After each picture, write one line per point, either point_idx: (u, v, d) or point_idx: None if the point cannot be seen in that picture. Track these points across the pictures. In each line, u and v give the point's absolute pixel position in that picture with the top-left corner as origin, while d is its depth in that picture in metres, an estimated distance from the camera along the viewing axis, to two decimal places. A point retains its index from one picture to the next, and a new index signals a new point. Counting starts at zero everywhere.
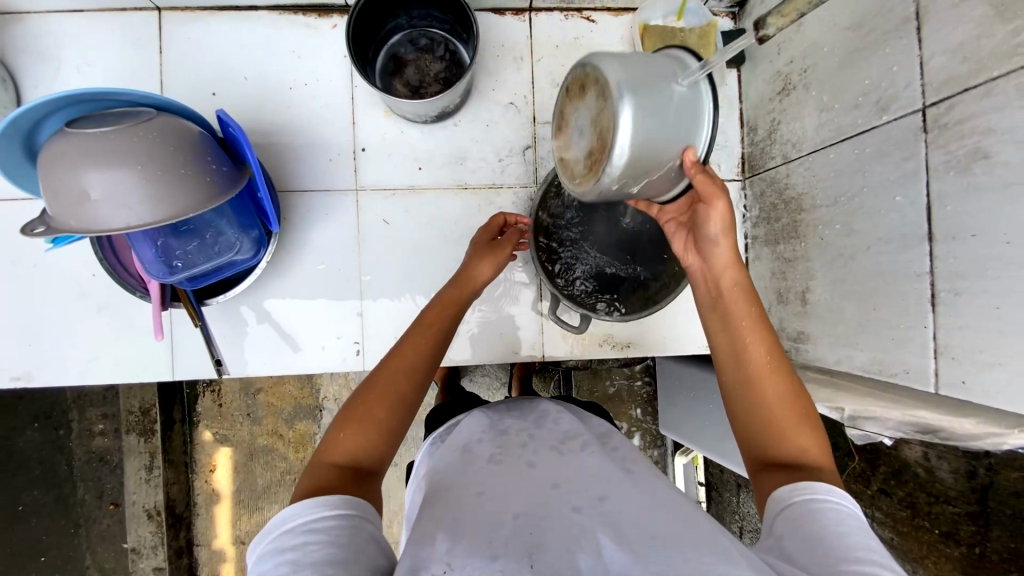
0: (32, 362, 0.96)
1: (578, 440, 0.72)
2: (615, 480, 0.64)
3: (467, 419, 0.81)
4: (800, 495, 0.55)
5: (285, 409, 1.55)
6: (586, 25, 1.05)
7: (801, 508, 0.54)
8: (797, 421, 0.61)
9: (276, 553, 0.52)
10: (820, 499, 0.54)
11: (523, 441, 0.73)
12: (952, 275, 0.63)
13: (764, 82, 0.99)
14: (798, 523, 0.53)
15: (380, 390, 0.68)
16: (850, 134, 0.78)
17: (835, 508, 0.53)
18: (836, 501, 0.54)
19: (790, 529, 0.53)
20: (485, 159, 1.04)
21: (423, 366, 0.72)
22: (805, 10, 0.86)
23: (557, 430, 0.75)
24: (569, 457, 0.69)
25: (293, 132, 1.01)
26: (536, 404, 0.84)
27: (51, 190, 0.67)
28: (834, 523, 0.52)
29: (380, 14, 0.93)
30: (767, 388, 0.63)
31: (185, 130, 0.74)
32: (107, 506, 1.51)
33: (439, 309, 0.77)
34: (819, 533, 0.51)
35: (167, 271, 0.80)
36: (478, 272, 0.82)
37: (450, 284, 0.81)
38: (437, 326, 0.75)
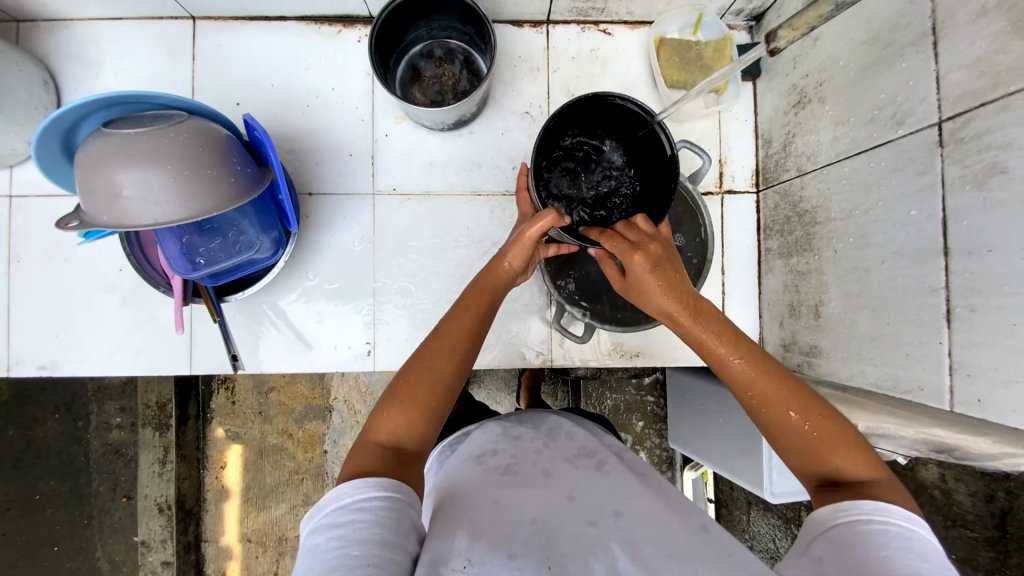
0: (58, 352, 0.99)
1: (595, 459, 0.73)
2: (637, 500, 0.64)
3: (477, 431, 0.81)
4: (839, 515, 0.55)
5: (295, 409, 1.57)
6: (603, 38, 1.06)
7: (843, 531, 0.53)
8: (829, 443, 0.61)
9: (327, 529, 0.54)
10: (863, 521, 0.53)
11: (536, 453, 0.74)
12: (967, 291, 0.63)
13: (779, 95, 0.99)
14: (838, 545, 0.52)
15: (422, 372, 0.69)
16: (866, 147, 0.78)
17: (881, 530, 0.52)
18: (884, 519, 0.52)
19: (831, 553, 0.52)
20: (499, 167, 1.06)
21: (465, 347, 0.72)
22: (816, 22, 0.87)
23: (572, 444, 0.76)
24: (584, 472, 0.70)
25: (316, 137, 1.04)
26: (544, 416, 0.84)
27: (87, 187, 0.71)
28: (876, 548, 0.50)
29: (402, 23, 0.96)
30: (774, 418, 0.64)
31: (213, 132, 0.77)
32: (121, 498, 1.55)
33: (484, 287, 0.79)
34: (858, 557, 0.50)
35: (190, 268, 0.84)
36: (507, 259, 0.81)
37: (479, 275, 0.80)
38: (479, 309, 0.76)
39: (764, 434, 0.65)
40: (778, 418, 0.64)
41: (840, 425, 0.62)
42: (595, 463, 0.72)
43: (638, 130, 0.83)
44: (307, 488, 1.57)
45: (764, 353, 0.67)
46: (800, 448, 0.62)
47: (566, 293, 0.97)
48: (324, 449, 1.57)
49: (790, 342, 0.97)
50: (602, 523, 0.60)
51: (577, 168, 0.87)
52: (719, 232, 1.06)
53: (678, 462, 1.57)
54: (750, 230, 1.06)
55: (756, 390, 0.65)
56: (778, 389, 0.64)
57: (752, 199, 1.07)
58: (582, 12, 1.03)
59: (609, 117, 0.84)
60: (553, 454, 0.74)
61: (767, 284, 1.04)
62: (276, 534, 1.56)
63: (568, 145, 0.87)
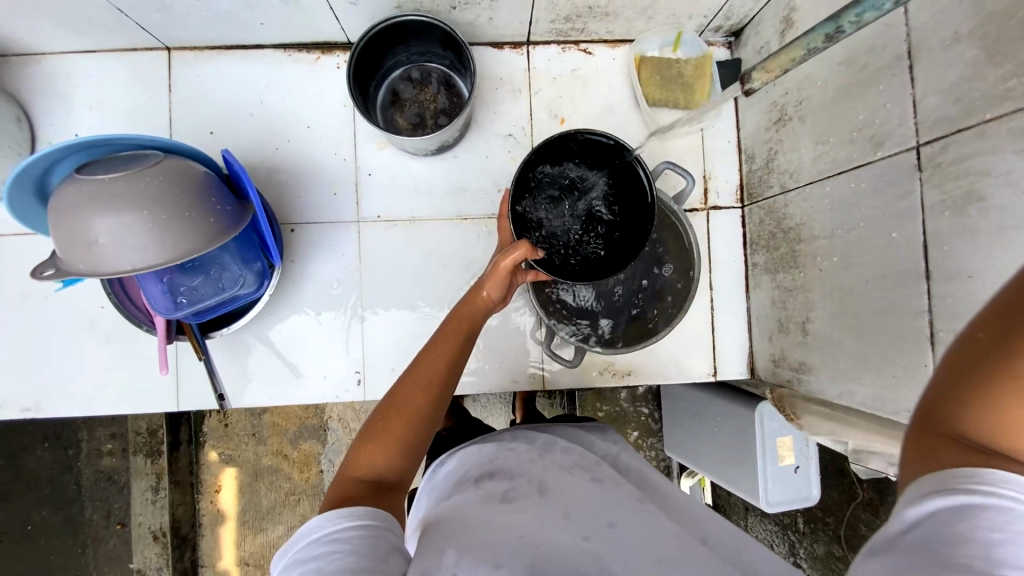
0: (42, 392, 0.98)
1: (589, 472, 0.73)
2: (630, 512, 0.65)
3: (470, 446, 0.80)
4: (943, 486, 0.42)
5: (289, 429, 1.55)
6: (584, 57, 1.06)
7: (958, 502, 0.41)
8: None
9: (301, 563, 0.53)
10: (986, 494, 0.40)
11: (530, 468, 0.73)
12: (949, 315, 0.63)
13: (760, 112, 0.99)
14: (942, 520, 0.41)
15: (399, 406, 0.68)
16: (846, 168, 0.78)
17: (1005, 512, 0.39)
18: (1010, 497, 0.40)
19: (931, 531, 0.41)
20: (484, 190, 1.05)
21: (444, 377, 0.72)
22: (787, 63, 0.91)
23: (566, 457, 0.76)
24: (578, 484, 0.70)
25: (297, 165, 1.03)
26: (537, 430, 0.83)
27: (61, 234, 0.69)
28: (982, 529, 0.39)
29: (379, 50, 0.96)
30: None
31: (191, 171, 0.76)
32: (114, 526, 1.53)
33: (463, 315, 0.78)
34: (957, 538, 0.40)
35: (173, 307, 0.82)
36: (485, 289, 0.81)
37: (458, 305, 0.80)
38: (458, 337, 0.76)
39: (993, 372, 0.41)
40: None
41: None
42: (590, 474, 0.73)
43: (615, 162, 0.87)
44: (304, 508, 1.55)
45: None
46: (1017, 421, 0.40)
47: (556, 321, 0.96)
48: (320, 469, 1.55)
49: (779, 357, 0.97)
50: (596, 538, 0.60)
51: (559, 194, 0.91)
52: (705, 248, 1.06)
53: (674, 472, 1.55)
54: (737, 244, 1.07)
55: None
56: None
57: (738, 214, 1.07)
58: (561, 32, 1.03)
59: (589, 148, 0.87)
60: (548, 468, 0.73)
61: (755, 299, 1.05)
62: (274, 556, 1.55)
63: (552, 172, 0.90)
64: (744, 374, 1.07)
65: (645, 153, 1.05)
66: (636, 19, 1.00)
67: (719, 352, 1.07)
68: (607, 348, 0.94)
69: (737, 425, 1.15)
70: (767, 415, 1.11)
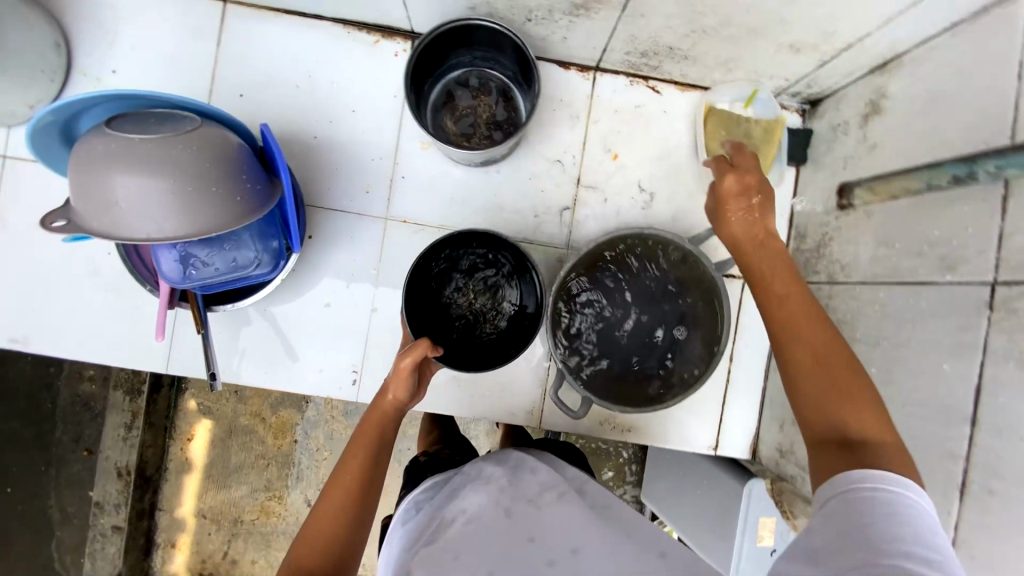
0: (32, 326, 0.95)
1: (556, 490, 0.67)
2: (597, 529, 0.61)
3: (454, 477, 0.75)
4: (840, 490, 0.53)
5: (272, 394, 1.53)
6: (651, 95, 1.01)
7: (844, 501, 0.52)
8: (849, 390, 0.59)
9: None
10: (857, 488, 0.52)
11: (498, 491, 0.67)
12: (989, 470, 0.59)
13: (823, 192, 0.94)
14: (833, 513, 0.52)
15: (312, 535, 0.65)
16: (907, 280, 0.74)
17: (872, 495, 0.51)
18: (872, 485, 0.52)
19: (827, 518, 0.52)
20: (520, 212, 1.00)
21: (357, 499, 0.68)
22: (899, 194, 0.76)
23: (535, 480, 0.70)
24: (546, 506, 0.64)
25: (335, 149, 0.98)
26: (509, 454, 0.78)
27: (80, 188, 0.66)
28: (861, 514, 0.50)
29: (442, 48, 0.91)
30: (807, 346, 0.62)
31: (226, 143, 0.72)
32: (82, 452, 1.50)
33: (371, 426, 0.74)
34: (844, 523, 0.50)
35: (182, 278, 0.80)
36: (389, 394, 0.76)
37: (364, 413, 0.75)
38: (369, 452, 0.72)
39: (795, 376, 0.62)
40: (806, 357, 0.62)
41: (859, 386, 0.59)
42: (557, 494, 0.67)
43: (501, 250, 0.94)
44: (271, 474, 1.53)
45: (812, 296, 0.66)
46: (815, 389, 0.60)
47: (567, 365, 0.92)
48: (294, 439, 1.53)
49: (787, 448, 0.94)
50: (560, 563, 0.57)
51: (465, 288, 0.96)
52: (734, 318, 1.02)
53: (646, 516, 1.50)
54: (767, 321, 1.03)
55: (785, 316, 0.65)
56: (811, 323, 0.64)
57: None
58: (633, 65, 0.97)
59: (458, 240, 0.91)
60: (517, 488, 0.68)
61: (772, 381, 1.01)
62: (231, 515, 1.52)
63: (461, 267, 0.95)
64: (745, 454, 1.04)
65: (693, 209, 1.01)
66: (714, 69, 0.95)
67: (724, 426, 1.03)
68: (614, 405, 0.90)
69: (725, 499, 1.12)
70: (755, 495, 1.07)
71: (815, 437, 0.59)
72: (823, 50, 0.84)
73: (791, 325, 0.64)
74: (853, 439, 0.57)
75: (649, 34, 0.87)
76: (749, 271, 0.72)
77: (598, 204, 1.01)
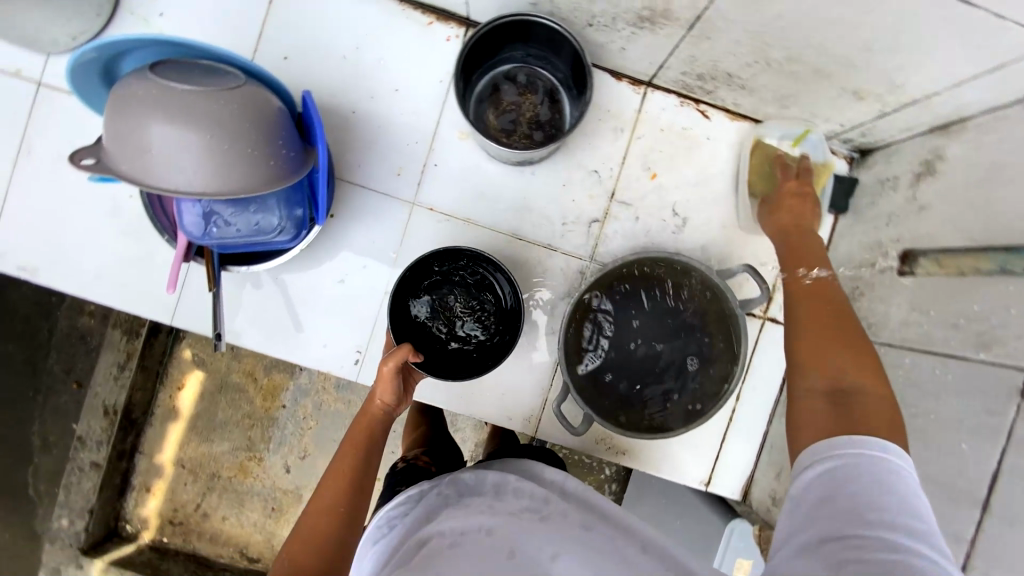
0: (43, 257, 0.93)
1: (539, 512, 0.68)
2: (581, 551, 0.60)
3: (426, 498, 0.73)
4: (829, 452, 0.57)
5: (267, 356, 1.52)
6: (700, 119, 0.98)
7: (833, 472, 0.56)
8: (853, 358, 0.64)
9: None
10: (844, 456, 0.56)
11: (480, 513, 0.66)
12: (994, 557, 0.58)
13: (859, 244, 0.92)
14: (826, 484, 0.55)
15: (306, 532, 0.68)
16: (936, 350, 0.72)
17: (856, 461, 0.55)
18: (858, 452, 0.55)
19: (816, 485, 0.56)
20: (549, 217, 0.98)
21: (349, 496, 0.71)
22: (967, 271, 0.69)
23: (517, 501, 0.70)
24: (528, 523, 0.64)
25: (371, 125, 0.96)
26: (486, 474, 0.77)
27: (115, 130, 0.64)
28: (849, 484, 0.54)
29: (498, 39, 0.89)
30: (824, 317, 0.70)
31: (267, 105, 0.70)
32: (71, 384, 1.48)
33: (359, 431, 0.79)
34: (834, 493, 0.54)
35: (202, 234, 0.79)
36: (376, 400, 0.81)
37: (353, 421, 0.80)
38: (358, 454, 0.76)
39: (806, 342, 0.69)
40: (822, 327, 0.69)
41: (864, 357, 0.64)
42: (540, 515, 0.66)
43: (481, 269, 0.92)
44: (255, 435, 1.51)
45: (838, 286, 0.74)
46: (821, 350, 0.66)
47: (574, 380, 0.91)
48: (282, 404, 1.52)
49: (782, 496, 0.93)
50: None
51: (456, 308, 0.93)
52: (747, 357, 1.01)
53: None
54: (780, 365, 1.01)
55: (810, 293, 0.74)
56: (832, 304, 0.71)
57: None
58: (687, 86, 0.95)
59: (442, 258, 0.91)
60: (500, 507, 0.67)
61: (775, 427, 1.00)
62: (210, 469, 1.51)
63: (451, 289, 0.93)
64: (736, 495, 1.03)
65: (724, 241, 0.99)
66: (769, 103, 0.92)
67: (720, 463, 1.02)
68: (616, 427, 0.89)
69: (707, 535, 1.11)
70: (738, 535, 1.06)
71: (806, 388, 0.65)
72: (886, 101, 0.82)
73: (814, 301, 0.73)
74: (845, 390, 0.62)
75: (711, 58, 0.85)
76: (785, 257, 0.82)
77: (628, 221, 0.99)
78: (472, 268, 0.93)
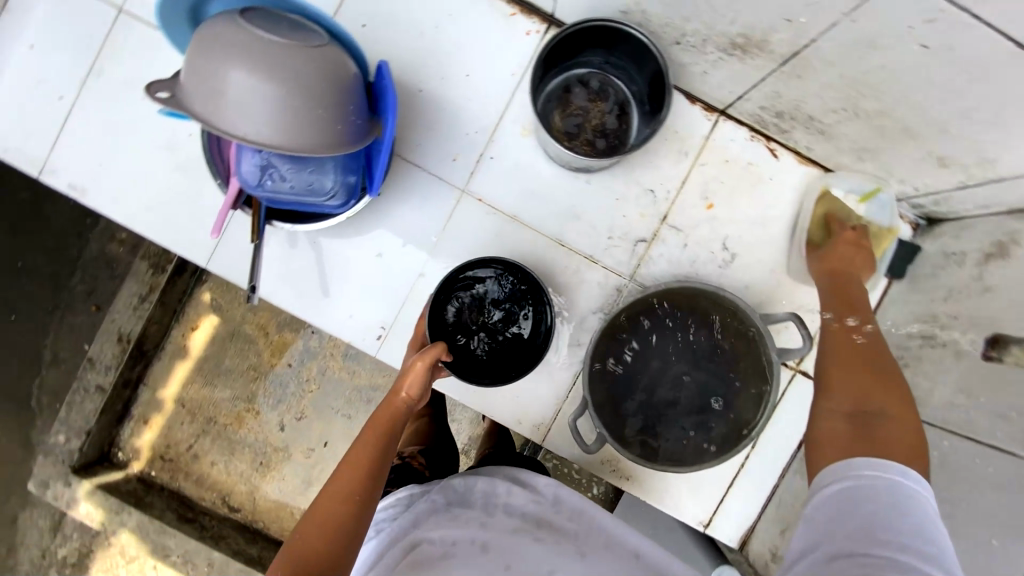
0: (95, 180, 0.94)
1: (533, 529, 0.73)
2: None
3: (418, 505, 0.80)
4: (845, 472, 0.59)
5: (283, 314, 1.52)
6: (767, 157, 0.96)
7: (845, 494, 0.57)
8: (882, 386, 0.66)
9: None
10: (858, 478, 0.57)
11: (473, 528, 0.72)
12: None
13: (910, 313, 0.89)
14: (839, 506, 0.57)
15: (316, 519, 0.64)
16: (980, 439, 0.69)
17: (873, 486, 0.56)
18: (874, 474, 0.57)
19: (830, 505, 0.58)
20: (596, 228, 0.97)
21: (365, 485, 0.68)
22: None
23: (508, 518, 0.75)
24: (521, 539, 0.70)
25: (436, 107, 0.95)
26: (473, 483, 0.81)
27: (194, 67, 0.64)
28: (863, 507, 0.55)
29: (580, 41, 0.87)
30: (856, 349, 0.72)
31: (344, 69, 0.70)
32: (90, 306, 1.50)
33: (382, 418, 0.76)
34: (847, 513, 0.56)
35: (256, 184, 0.78)
36: (403, 390, 0.78)
37: (377, 407, 0.77)
38: (379, 441, 0.73)
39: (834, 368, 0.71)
40: (852, 356, 0.72)
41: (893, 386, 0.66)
42: (532, 534, 0.72)
43: (510, 279, 0.92)
44: (257, 388, 1.52)
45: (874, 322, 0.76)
46: (851, 376, 0.69)
47: (593, 397, 0.89)
48: (288, 362, 1.52)
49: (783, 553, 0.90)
50: None
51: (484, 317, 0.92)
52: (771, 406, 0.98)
53: None
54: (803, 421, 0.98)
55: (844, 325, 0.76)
56: (867, 338, 0.74)
57: None
58: (762, 122, 0.92)
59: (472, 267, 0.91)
60: (495, 524, 0.73)
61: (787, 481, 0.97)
62: (208, 414, 1.52)
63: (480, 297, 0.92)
64: (733, 542, 1.00)
65: (769, 284, 0.96)
66: (844, 153, 0.89)
67: (724, 508, 0.99)
68: (628, 453, 0.86)
69: None
70: None
71: (831, 408, 0.67)
72: (970, 173, 0.77)
73: (849, 335, 0.75)
74: (868, 413, 0.64)
75: (795, 97, 0.82)
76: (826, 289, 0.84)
77: (675, 247, 0.97)
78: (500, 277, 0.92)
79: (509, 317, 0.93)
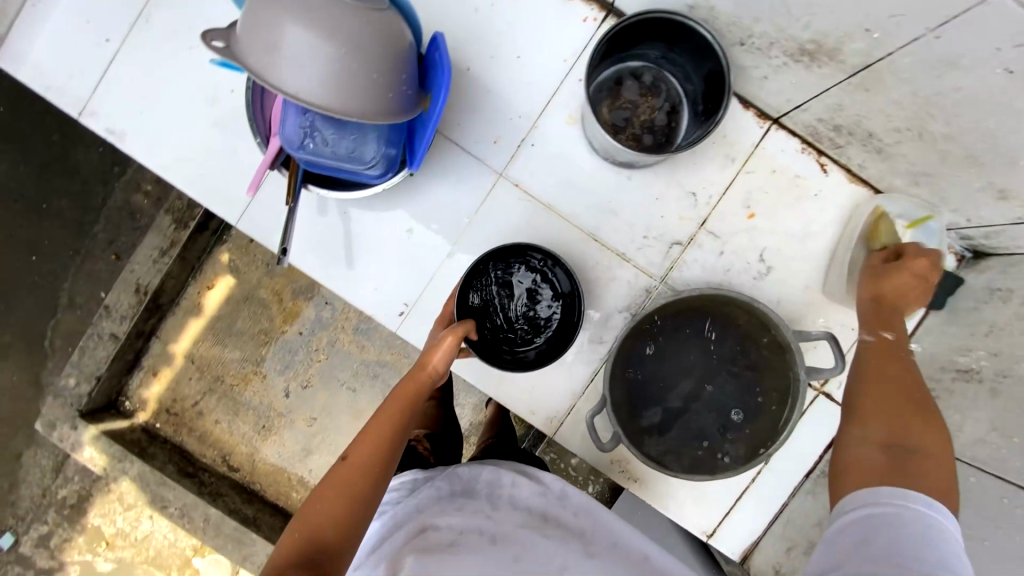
0: (134, 126, 0.94)
1: (541, 525, 0.72)
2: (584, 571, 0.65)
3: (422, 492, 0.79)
4: (873, 500, 0.59)
5: (298, 281, 1.52)
6: (816, 171, 0.93)
7: (869, 520, 0.57)
8: (916, 417, 0.65)
9: None
10: (885, 506, 0.57)
11: (480, 519, 0.71)
12: None
13: (945, 345, 0.87)
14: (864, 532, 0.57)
15: (336, 484, 0.65)
16: (1011, 478, 0.68)
17: (899, 514, 0.56)
18: (901, 503, 0.57)
19: (854, 529, 0.58)
20: (632, 226, 0.95)
21: (384, 457, 0.68)
22: None
23: (515, 513, 0.74)
24: (530, 534, 0.70)
25: (483, 86, 0.93)
26: (478, 473, 0.81)
27: (252, 20, 0.63)
28: (888, 534, 0.55)
29: (641, 33, 0.85)
30: (893, 377, 0.71)
31: (400, 36, 0.69)
32: (110, 254, 1.51)
33: (406, 390, 0.75)
34: (870, 537, 0.56)
35: (297, 146, 0.77)
36: (429, 364, 0.77)
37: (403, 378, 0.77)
38: (401, 414, 0.72)
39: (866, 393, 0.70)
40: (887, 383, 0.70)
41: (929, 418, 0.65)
42: (540, 529, 0.71)
43: (543, 271, 0.91)
44: (267, 353, 1.52)
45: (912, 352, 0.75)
46: (885, 404, 0.68)
47: (614, 396, 0.87)
48: (299, 329, 1.52)
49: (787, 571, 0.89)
50: None
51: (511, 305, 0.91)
52: None
53: None
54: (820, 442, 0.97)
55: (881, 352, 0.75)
56: (903, 366, 0.72)
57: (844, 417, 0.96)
58: (815, 134, 0.90)
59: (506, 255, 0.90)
60: (502, 517, 0.72)
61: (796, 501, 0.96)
62: (216, 372, 1.53)
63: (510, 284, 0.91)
64: (734, 556, 0.99)
65: (802, 301, 0.94)
66: (898, 175, 0.86)
67: (730, 520, 0.99)
68: (643, 455, 0.85)
69: None
70: None
71: (863, 437, 0.66)
72: None
73: (885, 362, 0.73)
74: (903, 445, 0.63)
75: (857, 112, 0.79)
76: (868, 311, 0.81)
77: (710, 254, 0.95)
78: (533, 267, 0.91)
79: (536, 309, 0.91)
